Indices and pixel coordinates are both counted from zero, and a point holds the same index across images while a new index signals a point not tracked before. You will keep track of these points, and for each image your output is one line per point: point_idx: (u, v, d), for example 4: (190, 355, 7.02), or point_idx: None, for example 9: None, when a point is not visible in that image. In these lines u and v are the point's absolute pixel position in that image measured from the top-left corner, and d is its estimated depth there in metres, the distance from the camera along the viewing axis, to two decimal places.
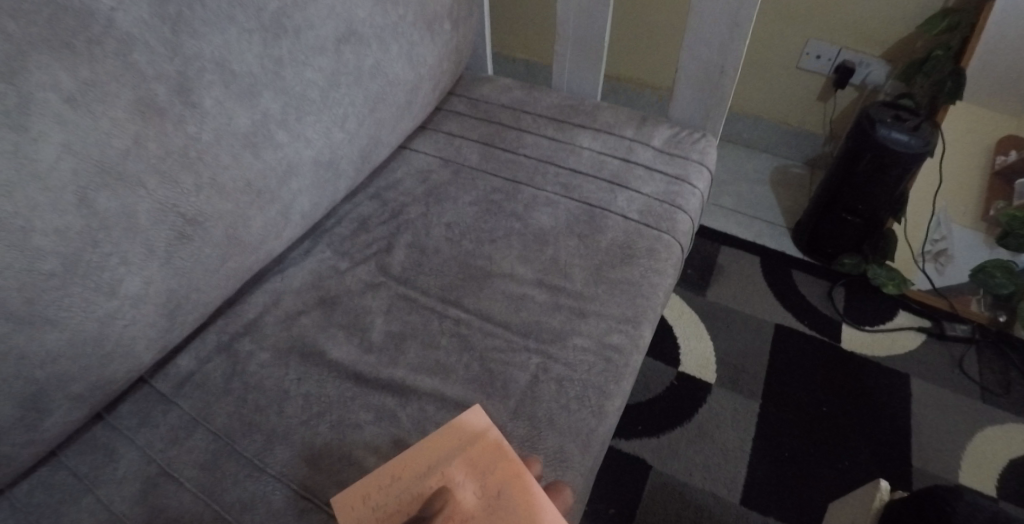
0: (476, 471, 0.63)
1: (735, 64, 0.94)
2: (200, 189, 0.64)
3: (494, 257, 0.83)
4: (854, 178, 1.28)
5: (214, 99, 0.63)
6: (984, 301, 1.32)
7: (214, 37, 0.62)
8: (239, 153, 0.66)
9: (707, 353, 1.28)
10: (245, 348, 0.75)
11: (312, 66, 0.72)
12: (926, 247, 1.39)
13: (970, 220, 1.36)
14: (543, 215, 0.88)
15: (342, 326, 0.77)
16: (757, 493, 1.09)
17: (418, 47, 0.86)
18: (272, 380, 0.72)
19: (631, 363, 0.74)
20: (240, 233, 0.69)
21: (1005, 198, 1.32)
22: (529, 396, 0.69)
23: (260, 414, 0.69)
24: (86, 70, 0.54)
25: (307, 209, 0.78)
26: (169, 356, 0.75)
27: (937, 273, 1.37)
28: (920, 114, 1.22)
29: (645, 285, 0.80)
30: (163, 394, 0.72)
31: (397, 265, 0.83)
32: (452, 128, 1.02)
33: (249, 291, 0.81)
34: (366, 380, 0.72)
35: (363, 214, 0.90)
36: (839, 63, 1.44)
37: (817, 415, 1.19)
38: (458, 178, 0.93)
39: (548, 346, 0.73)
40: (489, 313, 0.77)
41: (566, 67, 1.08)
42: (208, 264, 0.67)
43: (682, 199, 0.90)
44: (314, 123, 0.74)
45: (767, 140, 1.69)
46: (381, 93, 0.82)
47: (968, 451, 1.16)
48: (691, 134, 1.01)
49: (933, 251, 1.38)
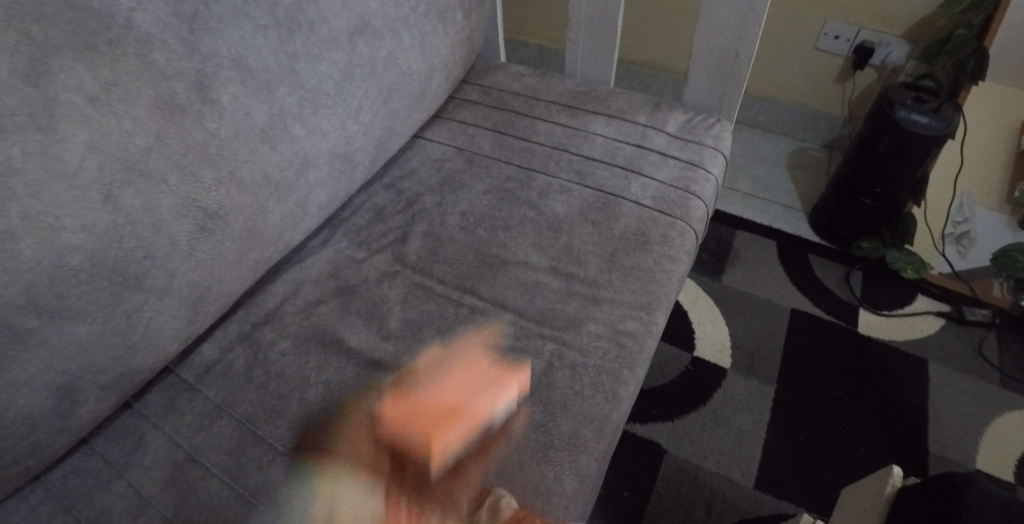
0: (428, 375, 0.71)
1: (749, 47, 0.93)
2: (219, 183, 0.65)
3: (508, 245, 0.84)
4: (872, 160, 1.26)
5: (232, 96, 0.65)
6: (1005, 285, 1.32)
7: (231, 35, 0.64)
8: (256, 147, 0.68)
9: (721, 338, 1.28)
10: (266, 337, 0.77)
11: (326, 59, 0.72)
12: (948, 230, 1.38)
13: (994, 202, 1.35)
14: (556, 203, 0.88)
15: (361, 315, 0.78)
16: (771, 477, 1.09)
17: (430, 37, 0.86)
18: (293, 368, 0.74)
19: (645, 349, 0.75)
20: (259, 226, 0.71)
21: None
22: (544, 382, 0.70)
23: (282, 401, 0.71)
24: (108, 71, 0.56)
25: (324, 201, 0.80)
26: (193, 345, 0.78)
27: (958, 257, 1.36)
28: (941, 96, 1.20)
29: (659, 272, 0.80)
30: (189, 383, 0.74)
31: (412, 254, 0.84)
32: (465, 117, 1.02)
33: (269, 281, 0.83)
34: (385, 367, 0.73)
35: (378, 204, 0.91)
36: (857, 44, 1.42)
37: (832, 401, 1.18)
38: (472, 167, 0.94)
39: (561, 333, 0.74)
40: (504, 301, 0.78)
41: (578, 53, 1.08)
42: (229, 257, 0.69)
43: (697, 185, 0.90)
44: (329, 116, 0.75)
45: (784, 122, 1.67)
46: (395, 84, 0.82)
47: (986, 436, 1.15)
48: (705, 118, 1.00)
49: (955, 233, 1.37)
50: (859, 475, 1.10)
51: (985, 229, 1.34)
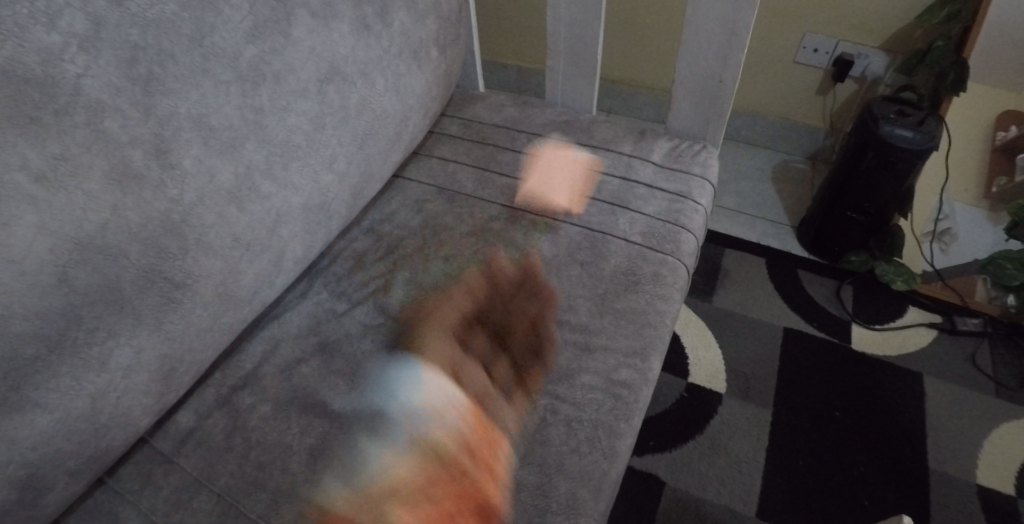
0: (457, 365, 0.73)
1: (734, 73, 0.91)
2: (185, 251, 0.62)
3: (495, 291, 0.81)
4: (859, 175, 1.25)
5: (194, 158, 0.61)
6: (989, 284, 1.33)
7: (190, 94, 0.60)
8: (223, 210, 0.64)
9: (716, 362, 1.25)
10: (246, 401, 0.73)
11: (295, 110, 0.69)
12: (930, 227, 1.38)
13: (973, 198, 1.34)
14: (543, 243, 0.85)
15: (343, 374, 0.75)
16: (773, 504, 1.07)
17: (405, 78, 0.83)
18: (275, 435, 0.70)
19: (642, 398, 0.72)
20: (231, 289, 0.68)
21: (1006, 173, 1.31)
22: (538, 439, 0.68)
23: (264, 472, 0.68)
24: (57, 144, 0.52)
25: (300, 254, 0.76)
26: (168, 413, 0.73)
27: (942, 254, 1.37)
28: (924, 109, 1.19)
29: (652, 314, 0.77)
30: (164, 454, 0.70)
31: (396, 305, 0.80)
32: (446, 152, 0.99)
33: (246, 339, 0.79)
34: (370, 431, 0.70)
35: (358, 250, 0.88)
36: (837, 56, 1.41)
37: (830, 422, 1.17)
38: (454, 207, 0.91)
39: (554, 386, 0.71)
40: (493, 353, 0.75)
41: (559, 82, 1.05)
42: (200, 323, 0.66)
43: (686, 217, 0.88)
44: (301, 168, 0.71)
45: (767, 136, 1.66)
46: (370, 129, 0.79)
47: (986, 449, 1.14)
48: (690, 146, 0.98)
49: (937, 230, 1.38)
50: (861, 498, 1.08)
51: (965, 225, 1.35)
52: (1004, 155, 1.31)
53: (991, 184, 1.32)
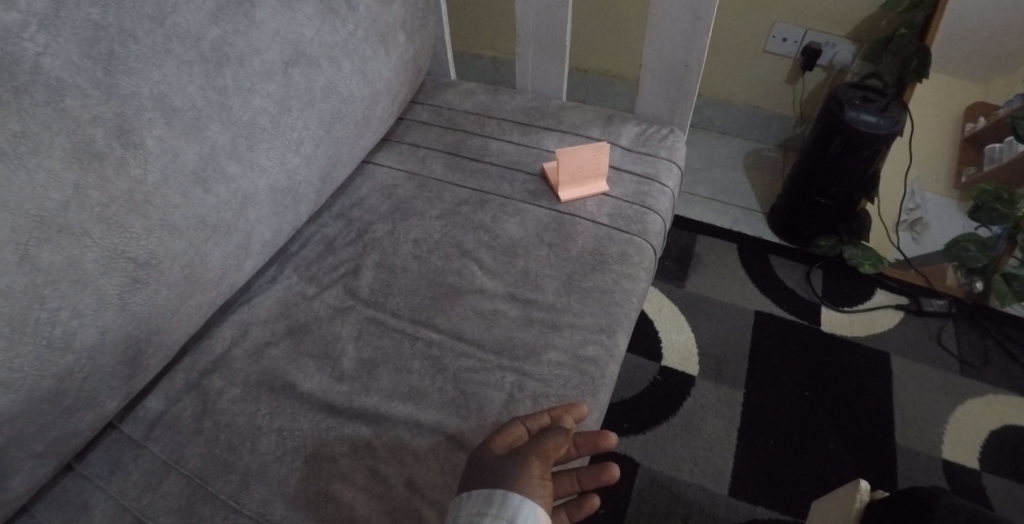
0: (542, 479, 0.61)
1: (698, 58, 0.92)
2: (149, 231, 0.62)
3: (463, 272, 0.82)
4: (826, 160, 1.27)
5: (157, 138, 0.61)
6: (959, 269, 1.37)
7: (152, 74, 0.60)
8: (188, 191, 0.64)
9: (688, 346, 1.28)
10: (215, 385, 0.74)
11: (260, 92, 0.69)
12: (902, 217, 1.42)
13: (944, 188, 1.38)
14: (511, 225, 0.87)
15: (312, 356, 0.75)
16: (744, 482, 1.10)
17: (372, 62, 0.83)
18: (244, 417, 0.71)
19: (608, 373, 0.73)
20: (198, 271, 0.68)
21: (976, 163, 1.34)
22: (505, 414, 0.69)
23: (233, 454, 0.68)
24: (16, 122, 0.52)
25: (268, 237, 0.76)
26: (137, 398, 0.73)
27: (912, 243, 1.41)
28: (888, 96, 1.22)
29: (618, 291, 0.79)
30: (133, 439, 0.70)
31: (366, 288, 0.81)
32: (416, 139, 1.00)
33: (215, 324, 0.79)
34: (339, 410, 0.70)
35: (328, 235, 0.88)
36: (805, 46, 1.44)
37: (800, 402, 1.19)
38: (424, 191, 0.92)
39: (522, 363, 0.73)
40: (461, 332, 0.76)
41: (529, 68, 1.06)
42: (167, 305, 0.66)
43: (653, 199, 0.89)
44: (268, 150, 0.72)
45: (739, 125, 1.68)
46: (337, 112, 0.79)
47: (951, 425, 1.17)
48: (658, 130, 1.00)
49: (909, 220, 1.41)
50: (829, 474, 1.11)
51: (934, 214, 1.38)
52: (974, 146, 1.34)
53: (961, 174, 1.36)
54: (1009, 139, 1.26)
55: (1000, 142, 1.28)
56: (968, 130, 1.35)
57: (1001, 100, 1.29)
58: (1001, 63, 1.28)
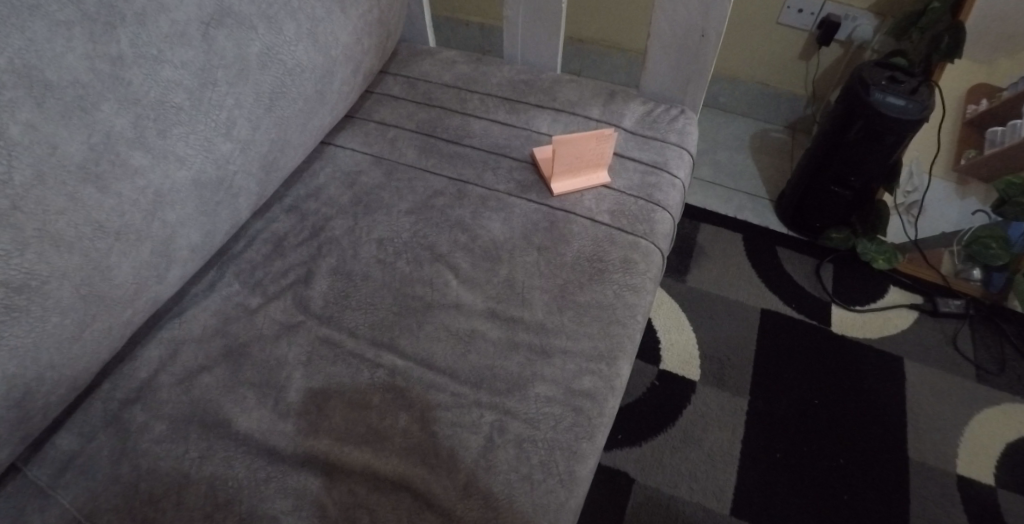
0: None
1: (718, 27, 0.78)
2: (23, 245, 0.49)
3: (435, 282, 0.69)
4: (844, 146, 1.14)
5: (24, 124, 0.48)
6: (958, 254, 1.26)
7: (13, 38, 0.47)
8: (75, 191, 0.51)
9: (689, 347, 1.17)
10: (137, 420, 0.61)
11: (171, 61, 0.56)
12: (898, 200, 1.28)
13: (942, 171, 1.25)
14: (494, 223, 0.73)
15: (253, 385, 0.63)
16: (748, 499, 1.00)
17: (322, 24, 0.68)
18: (168, 461, 0.58)
19: (607, 409, 0.61)
20: (100, 289, 0.54)
21: (976, 146, 1.21)
22: (481, 466, 0.56)
23: (154, 509, 0.56)
24: None
25: (196, 241, 0.62)
26: (44, 434, 0.60)
27: (913, 229, 1.28)
28: (917, 76, 1.09)
29: (620, 308, 0.67)
30: (35, 486, 0.57)
31: (318, 299, 0.68)
32: (386, 116, 0.85)
33: (140, 342, 0.66)
34: (282, 456, 0.58)
35: (278, 232, 0.75)
36: (823, 18, 1.30)
37: (808, 410, 1.09)
38: (392, 180, 0.78)
39: (503, 398, 0.60)
40: (431, 359, 0.63)
41: (519, 36, 0.91)
42: (64, 334, 0.53)
43: (661, 193, 0.76)
44: (186, 136, 0.58)
45: (746, 103, 1.54)
46: (279, 86, 0.65)
47: (966, 437, 1.08)
48: (667, 110, 0.86)
49: (905, 203, 1.28)
50: (840, 492, 1.01)
51: (935, 199, 1.25)
52: (977, 129, 1.20)
53: (961, 156, 1.22)
54: (1013, 123, 1.12)
55: (1003, 126, 1.15)
56: (969, 111, 1.20)
57: (1005, 81, 1.15)
58: (1005, 45, 1.14)
